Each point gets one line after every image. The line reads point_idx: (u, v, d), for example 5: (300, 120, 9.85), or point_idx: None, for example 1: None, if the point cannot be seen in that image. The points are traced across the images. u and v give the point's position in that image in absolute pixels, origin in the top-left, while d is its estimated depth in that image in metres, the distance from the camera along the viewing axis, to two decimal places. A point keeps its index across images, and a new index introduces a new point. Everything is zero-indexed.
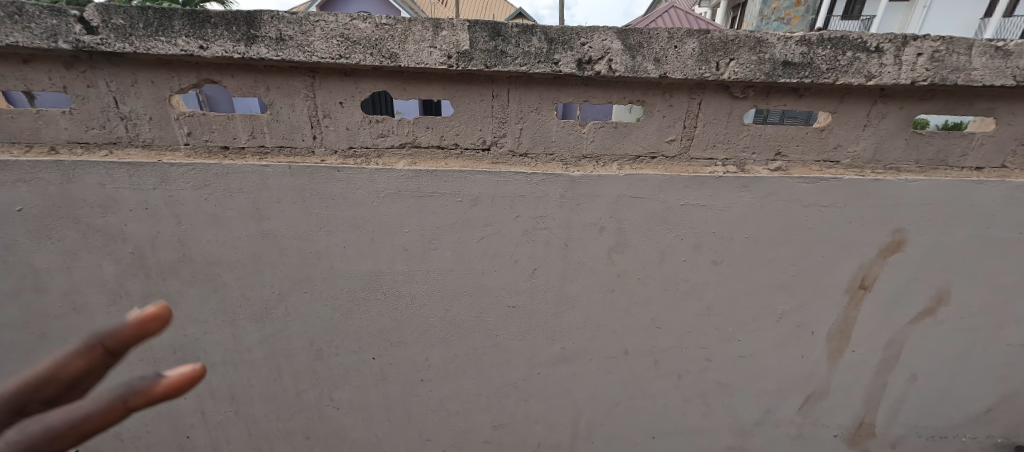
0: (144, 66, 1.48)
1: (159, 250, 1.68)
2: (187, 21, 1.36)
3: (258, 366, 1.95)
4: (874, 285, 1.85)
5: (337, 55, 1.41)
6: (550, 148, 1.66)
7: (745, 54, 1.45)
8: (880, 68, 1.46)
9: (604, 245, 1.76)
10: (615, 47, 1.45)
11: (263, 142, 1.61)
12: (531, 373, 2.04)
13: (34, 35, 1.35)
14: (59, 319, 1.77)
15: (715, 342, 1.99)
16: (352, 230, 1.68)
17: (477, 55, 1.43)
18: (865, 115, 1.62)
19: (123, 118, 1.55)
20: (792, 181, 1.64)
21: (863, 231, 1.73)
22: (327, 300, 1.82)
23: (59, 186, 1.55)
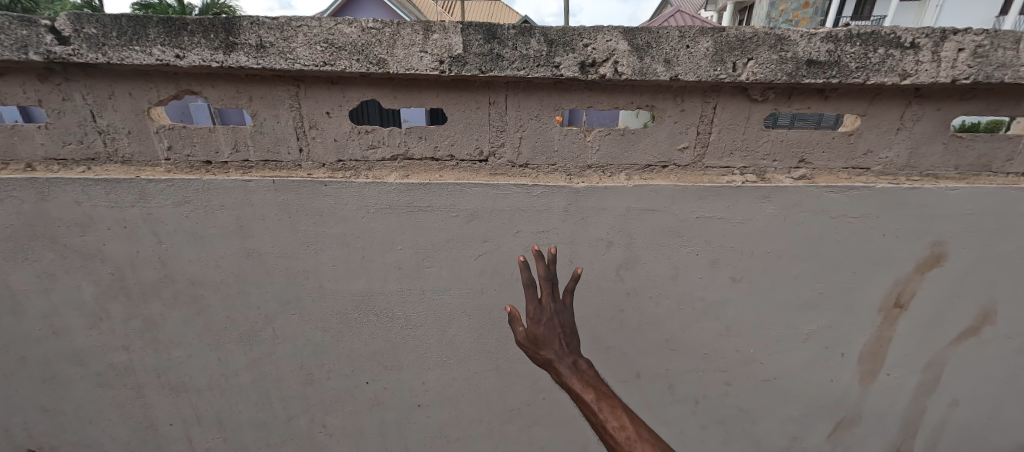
0: (120, 77, 1.40)
1: (141, 270, 1.59)
2: (162, 29, 1.28)
3: (246, 390, 1.86)
4: (910, 303, 1.69)
5: (321, 62, 1.32)
6: (552, 157, 1.54)
7: (764, 53, 1.32)
8: (916, 66, 1.32)
9: (612, 261, 1.63)
10: (621, 47, 1.33)
11: (247, 156, 1.52)
12: (535, 398, 1.90)
13: (4, 47, 1.27)
14: (41, 342, 1.70)
15: (734, 364, 1.84)
16: (341, 248, 1.58)
17: (471, 59, 1.33)
18: (898, 118, 1.48)
19: (100, 133, 1.46)
20: (819, 191, 1.50)
21: (898, 244, 1.58)
22: (317, 321, 1.72)
23: (34, 204, 1.47)
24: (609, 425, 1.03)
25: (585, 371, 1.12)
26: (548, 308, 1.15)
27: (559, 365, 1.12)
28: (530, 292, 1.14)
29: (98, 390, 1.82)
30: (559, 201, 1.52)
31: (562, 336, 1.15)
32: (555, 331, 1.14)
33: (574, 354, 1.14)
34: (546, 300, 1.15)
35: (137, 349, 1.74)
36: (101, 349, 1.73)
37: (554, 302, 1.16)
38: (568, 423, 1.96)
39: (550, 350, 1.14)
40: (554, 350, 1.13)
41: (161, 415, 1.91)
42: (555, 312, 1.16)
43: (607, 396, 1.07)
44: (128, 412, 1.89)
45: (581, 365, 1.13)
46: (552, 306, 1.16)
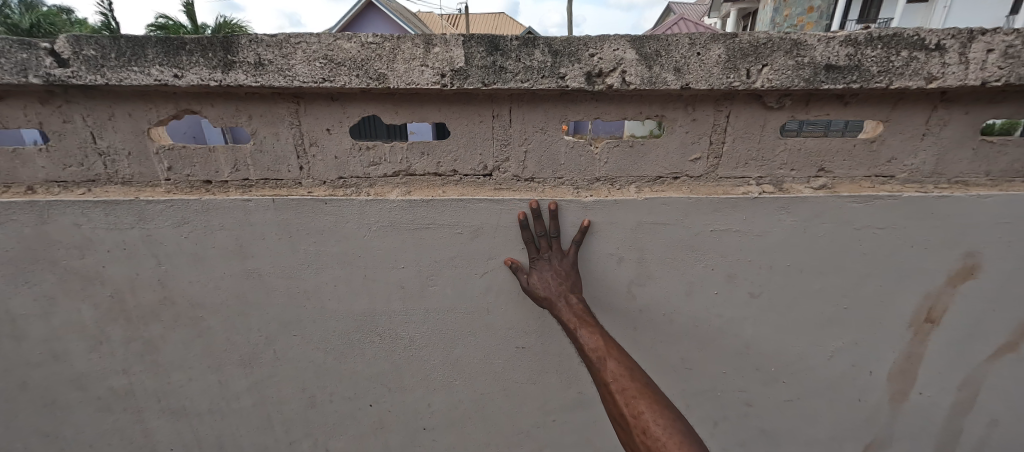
0: (120, 98, 1.38)
1: (141, 292, 1.56)
2: (161, 49, 1.26)
3: (248, 414, 1.82)
4: (942, 318, 1.59)
5: (320, 79, 1.29)
6: (559, 171, 1.48)
7: (780, 59, 1.26)
8: (942, 68, 1.25)
9: (623, 277, 1.57)
10: (629, 56, 1.28)
11: (247, 175, 1.49)
12: (545, 421, 1.82)
13: (4, 71, 1.26)
14: (42, 366, 1.67)
15: (754, 384, 1.75)
16: (343, 267, 1.53)
17: (474, 72, 1.29)
18: (923, 123, 1.40)
19: (101, 154, 1.45)
20: (841, 201, 1.42)
21: (927, 256, 1.49)
22: (319, 343, 1.67)
23: (33, 228, 1.46)
24: (586, 345, 1.26)
25: (575, 306, 1.36)
26: (547, 255, 1.45)
27: (553, 299, 1.39)
28: (530, 245, 1.46)
29: (98, 415, 1.79)
30: (566, 217, 1.46)
31: (558, 277, 1.42)
32: (551, 273, 1.43)
33: (568, 292, 1.40)
34: (543, 250, 1.45)
35: (138, 373, 1.71)
36: (101, 372, 1.70)
37: (553, 250, 1.46)
38: (580, 446, 1.87)
39: (546, 289, 1.41)
40: (550, 290, 1.41)
41: (162, 440, 1.87)
42: (554, 259, 1.45)
43: (587, 323, 1.31)
44: (128, 437, 1.85)
45: (572, 302, 1.37)
46: (548, 254, 1.45)
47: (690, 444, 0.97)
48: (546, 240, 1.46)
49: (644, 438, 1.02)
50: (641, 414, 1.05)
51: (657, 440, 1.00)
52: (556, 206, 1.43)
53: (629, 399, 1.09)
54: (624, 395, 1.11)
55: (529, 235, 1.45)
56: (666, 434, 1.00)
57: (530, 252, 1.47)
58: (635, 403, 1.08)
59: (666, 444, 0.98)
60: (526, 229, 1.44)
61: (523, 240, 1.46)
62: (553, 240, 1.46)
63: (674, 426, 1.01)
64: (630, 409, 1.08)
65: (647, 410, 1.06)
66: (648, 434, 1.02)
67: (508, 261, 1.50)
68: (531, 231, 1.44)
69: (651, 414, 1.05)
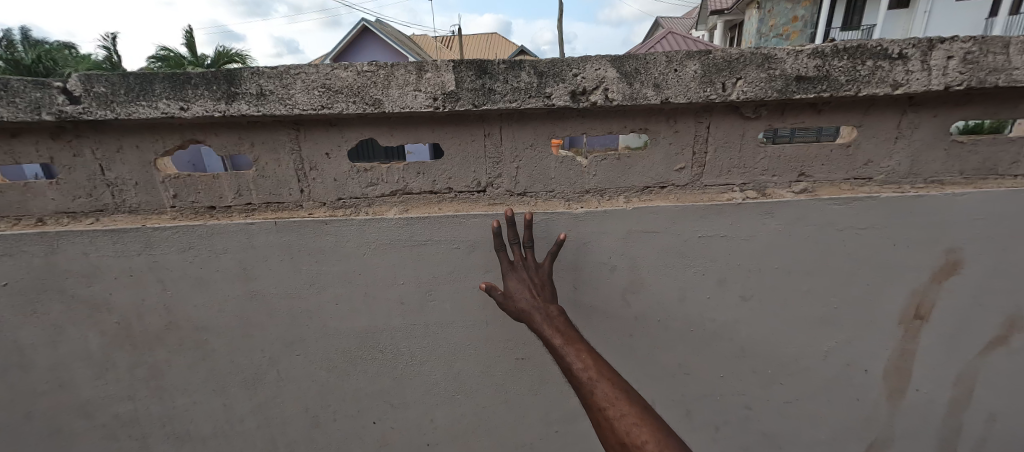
0: (128, 131, 1.45)
1: (147, 318, 1.60)
2: (167, 83, 1.33)
3: (252, 437, 1.83)
4: (930, 314, 1.62)
5: (319, 106, 1.36)
6: (550, 185, 1.54)
7: (752, 72, 1.34)
8: (907, 75, 1.32)
9: (616, 285, 1.61)
10: (610, 75, 1.35)
11: (250, 199, 1.54)
12: (548, 432, 1.83)
13: (19, 109, 1.33)
14: (49, 394, 1.69)
15: (752, 387, 1.77)
16: (343, 286, 1.58)
17: (464, 95, 1.36)
18: (896, 126, 1.47)
19: (109, 185, 1.50)
20: (822, 203, 1.48)
21: (910, 254, 1.54)
22: (322, 361, 1.70)
23: (43, 258, 1.50)
24: (574, 367, 1.12)
25: (554, 317, 1.24)
26: (522, 266, 1.36)
27: (533, 313, 1.27)
28: (502, 254, 1.37)
29: (103, 442, 1.80)
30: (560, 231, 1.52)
31: (535, 289, 1.31)
32: (527, 285, 1.32)
33: (546, 304, 1.28)
34: (517, 261, 1.37)
35: (142, 398, 1.73)
36: (106, 399, 1.72)
37: (528, 260, 1.37)
38: None
39: (524, 302, 1.30)
40: (527, 301, 1.30)
41: None
42: (529, 271, 1.35)
43: (570, 339, 1.18)
44: None
45: (552, 314, 1.25)
46: (523, 264, 1.37)
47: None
48: (520, 252, 1.39)
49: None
50: (644, 444, 0.94)
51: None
52: (531, 218, 1.38)
53: (628, 427, 0.98)
54: (623, 422, 0.99)
55: (500, 243, 1.36)
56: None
57: (503, 261, 1.37)
58: (636, 431, 0.97)
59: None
60: (499, 236, 1.37)
61: (495, 248, 1.38)
62: (528, 250, 1.38)
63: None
64: (631, 438, 0.96)
65: (650, 439, 0.95)
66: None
67: (482, 286, 1.35)
68: (503, 239, 1.37)
69: (653, 443, 0.94)
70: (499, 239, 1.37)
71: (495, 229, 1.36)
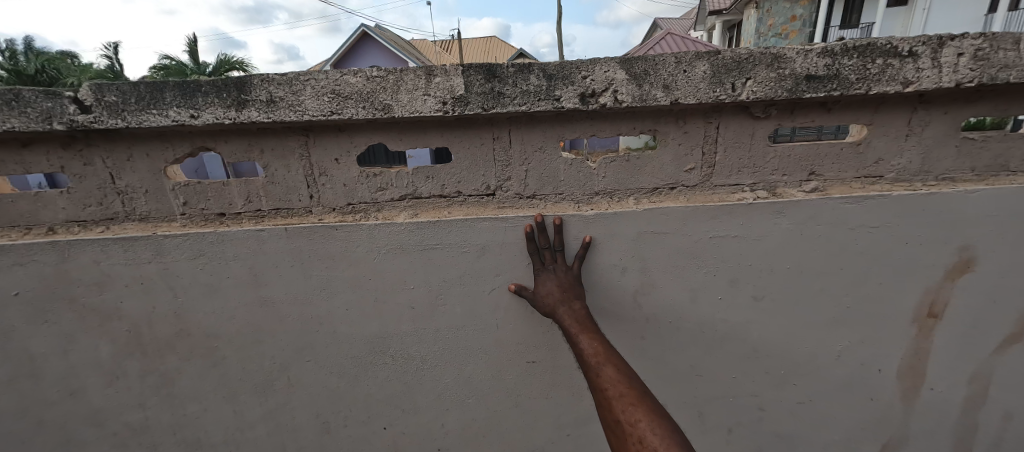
0: (138, 139, 1.45)
1: (158, 326, 1.60)
2: (178, 92, 1.33)
3: (263, 444, 1.82)
4: (944, 312, 1.61)
5: (328, 112, 1.36)
6: (559, 187, 1.54)
7: (762, 72, 1.33)
8: (917, 73, 1.32)
9: (627, 287, 1.60)
10: (619, 77, 1.35)
11: (259, 206, 1.54)
12: (559, 436, 1.82)
13: (31, 119, 1.33)
14: (59, 404, 1.69)
15: (765, 388, 1.76)
16: (353, 291, 1.57)
17: (474, 98, 1.36)
18: (906, 124, 1.46)
19: (119, 193, 1.51)
20: (833, 202, 1.47)
21: (922, 252, 1.53)
22: (332, 367, 1.69)
23: (54, 267, 1.50)
24: (585, 352, 1.27)
25: (577, 310, 1.40)
26: (551, 266, 1.50)
27: (558, 308, 1.43)
28: (535, 257, 1.50)
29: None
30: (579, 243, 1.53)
31: (562, 287, 1.47)
32: (557, 284, 1.47)
33: (571, 298, 1.44)
34: (548, 262, 1.50)
35: (153, 406, 1.73)
36: (117, 408, 1.72)
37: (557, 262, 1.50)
38: None
39: (551, 297, 1.46)
40: (554, 296, 1.46)
41: None
42: (560, 271, 1.49)
43: (586, 329, 1.34)
44: None
45: (575, 308, 1.41)
46: (553, 265, 1.50)
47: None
48: (551, 254, 1.50)
49: (640, 447, 0.99)
50: (638, 422, 1.03)
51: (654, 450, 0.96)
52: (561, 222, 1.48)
53: (625, 407, 1.07)
54: (620, 402, 1.09)
55: (534, 246, 1.48)
56: (663, 442, 0.97)
57: (535, 262, 1.50)
58: (631, 410, 1.06)
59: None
60: (531, 240, 1.48)
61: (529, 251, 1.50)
62: (558, 253, 1.50)
63: (673, 437, 0.98)
64: (626, 416, 1.05)
65: (643, 418, 1.03)
66: (644, 444, 0.99)
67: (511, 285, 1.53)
68: (536, 243, 1.48)
69: (646, 422, 1.02)
70: (531, 243, 1.48)
71: (528, 234, 1.47)
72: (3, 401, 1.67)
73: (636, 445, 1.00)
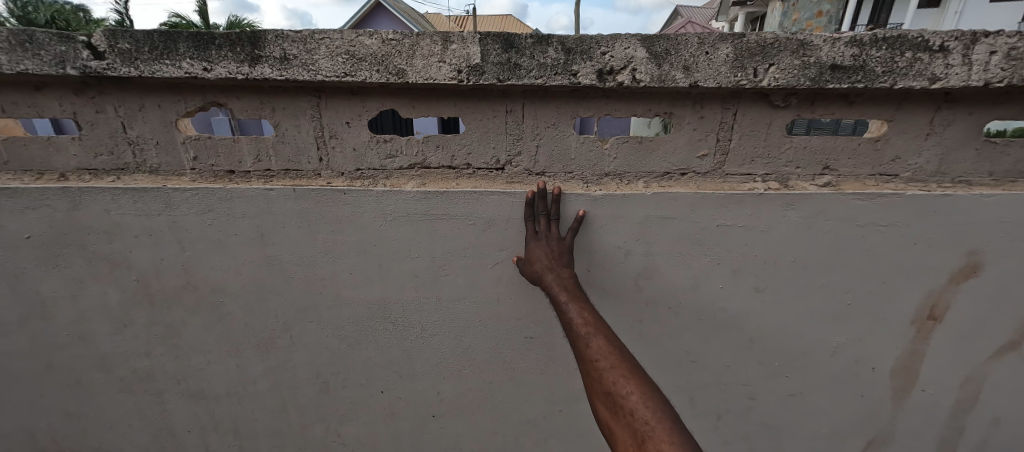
0: (151, 90, 1.44)
1: (165, 278, 1.63)
2: (192, 43, 1.32)
3: (264, 398, 1.88)
4: (944, 315, 1.61)
5: (342, 73, 1.34)
6: (569, 166, 1.53)
7: (786, 59, 1.30)
8: (946, 69, 1.28)
9: (630, 270, 1.61)
10: (639, 55, 1.32)
11: (269, 165, 1.55)
12: (551, 410, 1.86)
13: (44, 62, 1.32)
14: (68, 347, 1.74)
15: (758, 378, 1.78)
16: (359, 256, 1.59)
17: (489, 68, 1.34)
18: (928, 123, 1.43)
19: (131, 143, 1.51)
20: (845, 198, 1.45)
21: (929, 254, 1.52)
22: (334, 329, 1.73)
23: (65, 213, 1.52)
24: (575, 322, 1.25)
25: (564, 278, 1.40)
26: (544, 234, 1.48)
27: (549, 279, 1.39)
28: (530, 223, 1.48)
29: (121, 395, 1.86)
30: (574, 215, 1.52)
31: (552, 255, 1.46)
32: (547, 250, 1.47)
33: (560, 267, 1.43)
34: (542, 230, 1.48)
35: (158, 356, 1.78)
36: (124, 355, 1.77)
37: (549, 231, 1.48)
38: (585, 437, 1.91)
39: (541, 264, 1.46)
40: (544, 264, 1.45)
41: (179, 422, 1.94)
42: (553, 239, 1.48)
43: (578, 300, 1.32)
44: (148, 418, 1.92)
45: (563, 277, 1.41)
46: (546, 234, 1.48)
47: (675, 430, 0.91)
48: (547, 222, 1.49)
49: (630, 418, 0.96)
50: (629, 395, 0.99)
51: (644, 422, 0.94)
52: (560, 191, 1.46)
53: (616, 379, 1.04)
54: (611, 373, 1.05)
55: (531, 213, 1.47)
56: (655, 418, 0.94)
57: (530, 229, 1.49)
58: (623, 382, 1.02)
59: (655, 427, 0.92)
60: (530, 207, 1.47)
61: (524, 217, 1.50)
62: (554, 222, 1.48)
63: (663, 410, 0.96)
64: (617, 389, 1.02)
65: (636, 390, 1.00)
66: (634, 415, 0.97)
67: (515, 256, 1.55)
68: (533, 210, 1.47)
69: (638, 396, 0.99)
70: (531, 209, 1.47)
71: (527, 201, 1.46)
72: (15, 341, 1.72)
73: (626, 418, 0.98)
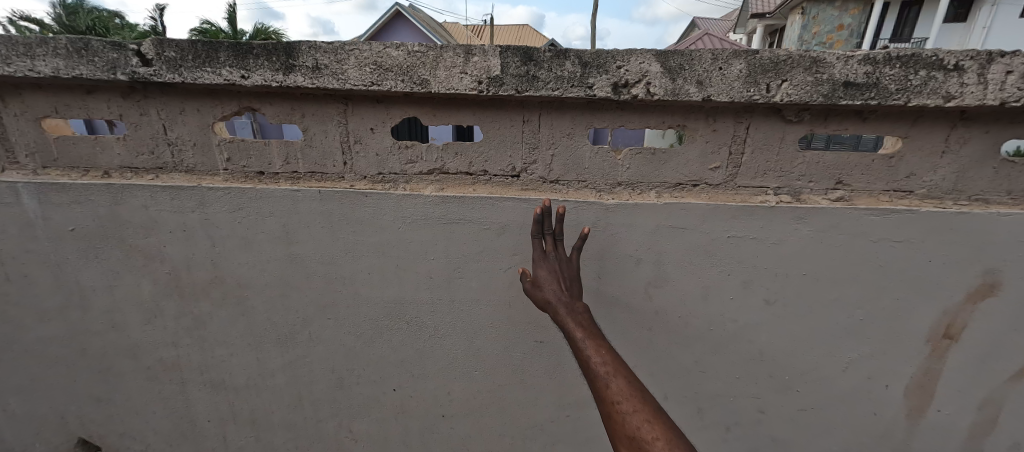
0: (191, 95, 1.54)
1: (195, 272, 1.72)
2: (231, 52, 1.41)
3: (281, 391, 1.95)
4: (960, 334, 1.59)
5: (369, 82, 1.42)
6: (583, 175, 1.57)
7: (799, 75, 1.33)
8: (960, 88, 1.29)
9: (640, 279, 1.64)
10: (654, 69, 1.37)
11: (296, 168, 1.63)
12: (558, 415, 1.89)
13: (97, 68, 1.42)
14: (102, 335, 1.84)
15: (768, 391, 1.78)
16: (378, 256, 1.65)
17: (509, 80, 1.40)
18: (943, 141, 1.44)
19: (170, 144, 1.61)
20: (858, 213, 1.46)
21: (945, 272, 1.51)
22: (351, 326, 1.79)
23: (107, 208, 1.62)
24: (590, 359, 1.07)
25: (578, 309, 1.20)
26: (553, 255, 1.36)
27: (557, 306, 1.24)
28: (536, 242, 1.38)
29: (147, 383, 1.95)
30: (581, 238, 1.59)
31: (562, 282, 1.29)
32: (555, 274, 1.32)
33: (572, 299, 1.24)
34: (549, 249, 1.37)
35: (185, 346, 1.86)
36: (153, 344, 1.86)
37: (556, 251, 1.36)
38: (592, 443, 1.93)
39: (550, 291, 1.28)
40: (553, 291, 1.28)
41: (200, 412, 2.02)
42: (559, 261, 1.34)
43: (592, 333, 1.13)
44: (172, 406, 2.01)
45: (576, 309, 1.21)
46: (553, 254, 1.35)
47: None
48: (553, 241, 1.39)
49: None
50: (655, 441, 0.87)
51: None
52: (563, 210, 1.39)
53: (639, 423, 0.90)
54: (635, 417, 0.92)
55: (538, 231, 1.39)
56: None
57: (536, 248, 1.38)
58: (647, 427, 0.89)
59: None
60: (539, 224, 1.38)
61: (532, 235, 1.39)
62: (560, 241, 1.38)
63: None
64: (642, 435, 0.89)
65: (662, 437, 0.87)
66: None
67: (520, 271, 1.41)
68: (542, 227, 1.38)
69: (664, 443, 0.86)
70: (540, 225, 1.38)
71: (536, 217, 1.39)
72: (53, 327, 1.83)
73: None
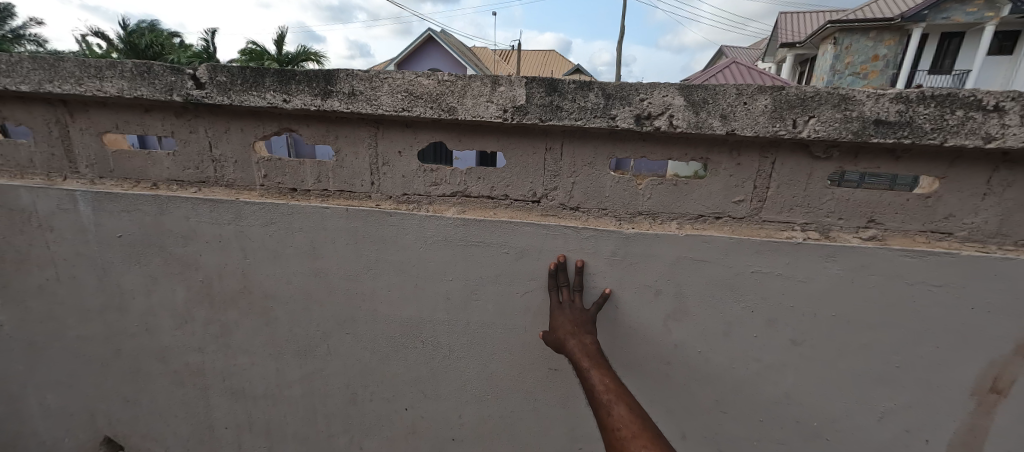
0: (237, 116, 1.65)
1: (225, 281, 1.80)
2: (276, 78, 1.51)
3: (296, 403, 1.98)
4: (1010, 389, 1.47)
5: (400, 108, 1.49)
6: (604, 203, 1.58)
7: (828, 112, 1.31)
8: (1002, 129, 1.24)
9: (659, 310, 1.61)
10: (677, 102, 1.38)
11: (327, 186, 1.70)
12: (570, 446, 1.84)
13: (156, 90, 1.55)
14: (136, 336, 1.94)
15: (794, 437, 1.68)
16: (398, 275, 1.69)
17: (533, 109, 1.44)
18: (985, 182, 1.37)
19: (213, 160, 1.72)
20: (891, 253, 1.40)
21: (989, 320, 1.42)
22: (367, 342, 1.82)
23: (152, 217, 1.74)
24: (596, 388, 1.29)
25: (586, 344, 1.44)
26: (569, 303, 1.56)
27: (569, 339, 1.48)
28: (553, 293, 1.57)
29: (173, 387, 2.03)
30: (597, 270, 1.59)
31: (573, 320, 1.53)
32: (569, 316, 1.53)
33: (581, 332, 1.48)
34: (565, 299, 1.56)
35: (210, 352, 1.93)
36: (181, 349, 1.94)
37: (573, 301, 1.56)
38: None
39: (562, 328, 1.51)
40: (567, 329, 1.50)
41: (219, 418, 2.07)
42: (573, 303, 1.57)
43: (598, 365, 1.35)
44: (193, 411, 2.07)
45: (585, 343, 1.44)
46: (570, 303, 1.55)
47: None
48: (569, 292, 1.57)
49: None
50: None
51: None
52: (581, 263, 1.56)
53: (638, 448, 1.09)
54: (634, 442, 1.11)
55: (554, 282, 1.57)
56: None
57: (553, 298, 1.57)
58: None
59: None
60: (554, 278, 1.56)
61: (550, 287, 1.57)
62: (577, 293, 1.57)
63: None
64: None
65: None
66: None
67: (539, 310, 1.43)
68: (558, 280, 1.56)
69: None
70: (556, 278, 1.57)
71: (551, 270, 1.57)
72: (93, 327, 1.94)
73: None
